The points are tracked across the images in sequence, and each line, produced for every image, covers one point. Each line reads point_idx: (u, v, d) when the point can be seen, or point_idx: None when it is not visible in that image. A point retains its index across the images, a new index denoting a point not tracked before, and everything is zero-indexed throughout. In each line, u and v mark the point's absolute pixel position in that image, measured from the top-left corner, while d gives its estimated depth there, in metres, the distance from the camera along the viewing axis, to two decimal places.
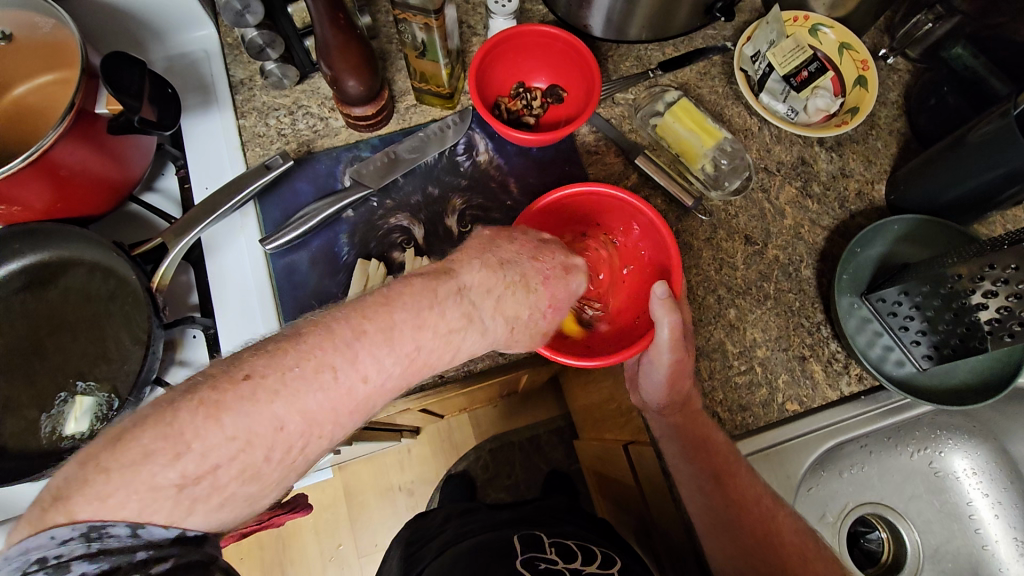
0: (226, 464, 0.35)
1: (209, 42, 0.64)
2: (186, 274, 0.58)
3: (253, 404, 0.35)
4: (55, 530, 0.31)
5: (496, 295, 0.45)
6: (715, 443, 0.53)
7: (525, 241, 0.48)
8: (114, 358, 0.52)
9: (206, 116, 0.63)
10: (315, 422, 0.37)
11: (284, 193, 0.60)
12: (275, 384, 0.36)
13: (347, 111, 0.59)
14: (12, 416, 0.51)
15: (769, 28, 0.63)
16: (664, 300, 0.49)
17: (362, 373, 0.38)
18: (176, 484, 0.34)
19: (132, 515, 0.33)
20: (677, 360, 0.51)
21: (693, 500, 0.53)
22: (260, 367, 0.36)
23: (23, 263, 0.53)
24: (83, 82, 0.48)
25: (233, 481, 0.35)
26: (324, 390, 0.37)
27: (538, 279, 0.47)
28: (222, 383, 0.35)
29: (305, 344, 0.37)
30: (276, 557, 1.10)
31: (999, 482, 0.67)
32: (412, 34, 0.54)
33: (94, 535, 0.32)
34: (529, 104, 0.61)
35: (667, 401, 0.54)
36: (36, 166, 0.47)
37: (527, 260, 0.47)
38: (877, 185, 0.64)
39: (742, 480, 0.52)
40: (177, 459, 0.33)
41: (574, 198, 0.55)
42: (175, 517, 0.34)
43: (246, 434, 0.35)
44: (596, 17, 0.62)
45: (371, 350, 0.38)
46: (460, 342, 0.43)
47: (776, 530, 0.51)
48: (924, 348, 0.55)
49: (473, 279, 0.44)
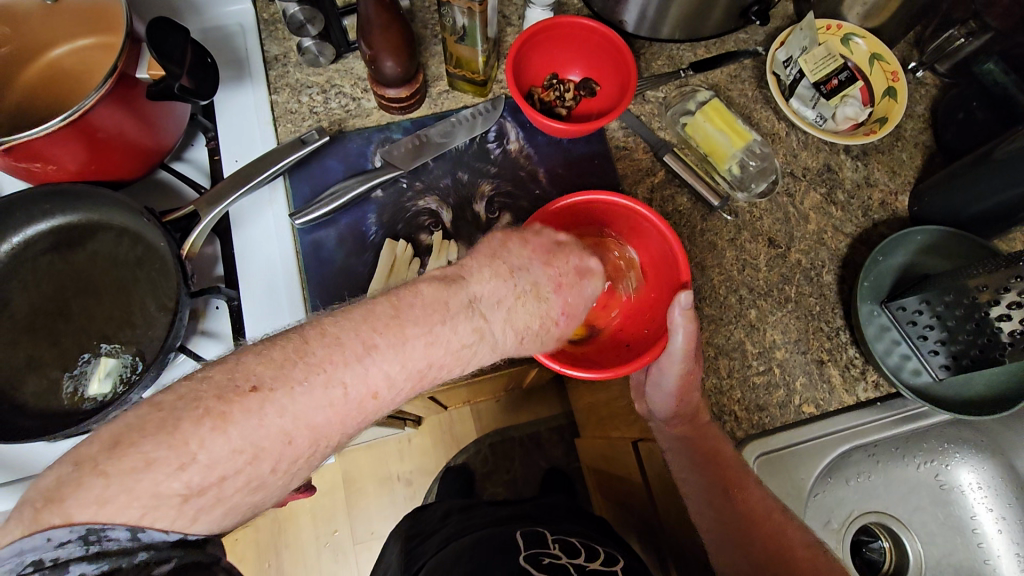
0: (233, 477, 0.35)
1: (245, 16, 0.65)
2: (213, 246, 0.58)
3: (273, 393, 0.35)
4: (52, 532, 0.30)
5: (506, 307, 0.44)
6: (724, 455, 0.53)
7: (540, 245, 0.47)
8: (139, 324, 0.53)
9: (240, 89, 0.63)
10: (321, 435, 0.37)
11: (315, 169, 0.61)
12: (283, 396, 0.36)
13: (381, 92, 0.60)
14: (36, 375, 0.51)
15: (802, 35, 0.63)
16: (686, 310, 0.48)
17: (372, 389, 0.38)
18: (181, 493, 0.33)
19: (131, 520, 0.31)
20: (688, 370, 0.51)
21: (700, 512, 0.54)
22: (268, 380, 0.35)
23: (52, 224, 0.53)
24: (127, 48, 0.48)
25: (237, 493, 0.35)
26: (331, 391, 0.37)
27: (550, 287, 0.46)
28: (228, 394, 0.35)
29: (315, 356, 0.37)
30: (271, 539, 1.10)
31: (1003, 497, 0.68)
32: (453, 18, 0.54)
33: (92, 538, 0.31)
34: (561, 95, 0.62)
35: (675, 412, 0.54)
36: (74, 127, 0.47)
37: (540, 265, 0.46)
38: (901, 197, 0.64)
39: (752, 494, 0.52)
40: (183, 470, 0.33)
41: (583, 207, 0.54)
42: (179, 524, 0.33)
43: (253, 447, 0.35)
44: (630, 13, 0.62)
45: (381, 362, 0.38)
46: (468, 358, 0.43)
47: (789, 549, 0.51)
48: (942, 358, 0.55)
49: (484, 288, 0.44)
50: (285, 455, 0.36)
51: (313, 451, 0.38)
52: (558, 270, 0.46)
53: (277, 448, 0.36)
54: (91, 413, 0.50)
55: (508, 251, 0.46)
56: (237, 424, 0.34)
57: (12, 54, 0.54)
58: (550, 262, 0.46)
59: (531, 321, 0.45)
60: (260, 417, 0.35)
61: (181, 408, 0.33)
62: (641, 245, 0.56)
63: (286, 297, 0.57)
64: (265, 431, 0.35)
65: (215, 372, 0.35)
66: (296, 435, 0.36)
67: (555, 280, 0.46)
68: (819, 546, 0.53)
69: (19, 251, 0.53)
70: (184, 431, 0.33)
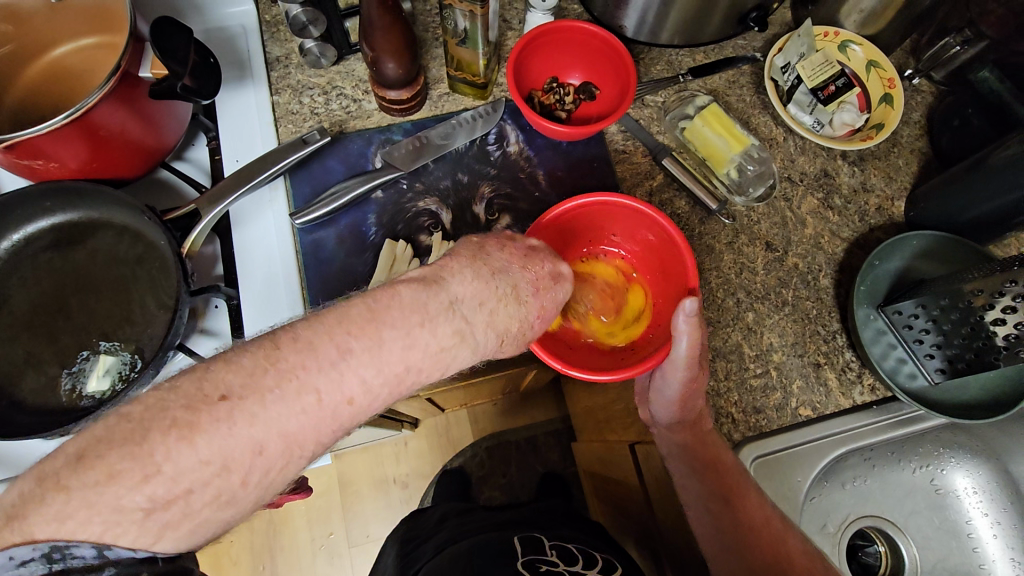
0: (200, 489, 0.34)
1: (247, 18, 0.65)
2: (212, 245, 0.58)
3: (242, 402, 0.34)
4: (13, 550, 0.31)
5: (488, 309, 0.42)
6: (724, 462, 0.53)
7: (515, 250, 0.46)
8: (138, 322, 0.53)
9: (241, 90, 0.63)
10: (294, 442, 0.36)
11: (315, 170, 0.61)
12: (253, 405, 0.35)
13: (382, 94, 0.60)
14: (33, 372, 0.50)
15: (800, 41, 0.64)
16: (690, 318, 0.47)
17: (346, 394, 0.37)
18: (143, 508, 0.33)
19: (93, 537, 0.32)
20: (691, 377, 0.51)
21: (697, 520, 0.54)
22: (236, 390, 0.34)
23: (53, 221, 0.53)
24: (130, 45, 0.48)
25: (205, 507, 0.34)
26: (303, 398, 0.36)
27: (528, 290, 0.44)
28: (196, 403, 0.34)
29: (286, 363, 0.36)
30: (266, 542, 1.10)
31: (998, 502, 0.68)
32: (454, 21, 0.55)
33: (56, 555, 0.32)
34: (561, 99, 0.62)
35: (678, 417, 0.54)
36: (77, 125, 0.48)
37: (517, 268, 0.45)
38: (897, 202, 0.65)
39: (751, 504, 0.52)
40: (144, 484, 0.32)
41: (587, 209, 0.54)
42: (142, 542, 0.33)
43: (222, 459, 0.34)
44: (630, 18, 0.63)
45: (358, 368, 0.37)
46: (449, 362, 0.41)
47: (787, 556, 0.51)
48: (937, 362, 0.55)
49: (465, 290, 0.42)
50: (255, 466, 0.35)
51: (286, 460, 0.37)
52: (535, 274, 0.45)
53: (245, 460, 0.35)
54: (88, 410, 0.50)
55: (489, 253, 0.44)
56: (205, 434, 0.33)
57: (13, 54, 0.54)
58: (527, 267, 0.45)
59: (511, 324, 0.43)
60: (247, 431, 0.34)
61: (149, 419, 0.33)
62: (651, 249, 0.56)
63: (285, 298, 0.57)
64: (235, 441, 0.34)
65: (183, 381, 0.34)
66: (268, 443, 0.35)
67: (533, 283, 0.45)
68: (817, 554, 0.53)
69: (19, 248, 0.53)
70: (151, 442, 0.33)
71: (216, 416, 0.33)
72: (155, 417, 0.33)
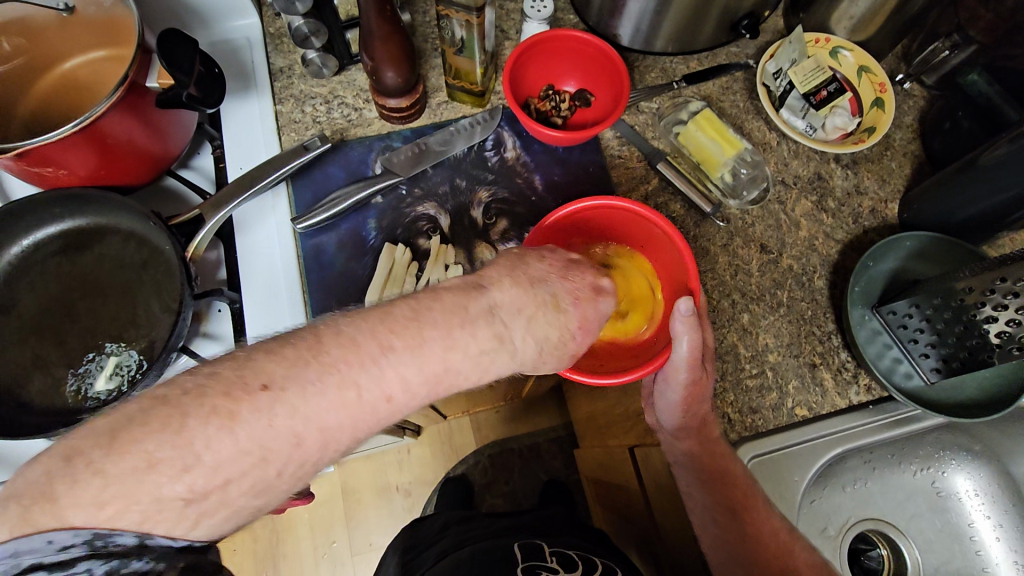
0: (238, 480, 0.34)
1: (251, 30, 0.67)
2: (216, 250, 0.60)
3: (278, 394, 0.34)
4: (54, 536, 0.31)
5: (526, 317, 0.42)
6: (734, 475, 0.53)
7: (555, 261, 0.46)
8: (143, 323, 0.54)
9: (245, 100, 0.65)
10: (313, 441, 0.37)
11: (317, 176, 0.62)
12: (278, 397, 0.35)
13: (382, 102, 0.61)
14: (41, 374, 0.52)
15: (791, 48, 0.65)
16: (687, 317, 0.48)
17: (385, 392, 0.38)
18: (183, 497, 0.33)
19: (135, 528, 0.32)
20: (691, 380, 0.51)
21: (706, 531, 0.54)
22: (256, 377, 0.35)
23: (61, 229, 0.55)
24: (138, 57, 0.50)
25: (242, 496, 0.35)
26: (342, 400, 0.36)
27: (568, 300, 0.44)
28: (231, 391, 0.34)
29: (341, 362, 0.36)
30: (269, 550, 1.10)
31: (1000, 505, 0.67)
32: (452, 31, 0.57)
33: (99, 543, 0.32)
34: (557, 105, 0.63)
35: (681, 423, 0.54)
36: (85, 133, 0.49)
37: (556, 279, 0.45)
38: (890, 204, 0.66)
39: (760, 516, 0.52)
40: (178, 473, 0.32)
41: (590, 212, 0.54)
42: (177, 530, 0.34)
43: (260, 449, 0.34)
44: (625, 26, 0.64)
45: (381, 365, 0.38)
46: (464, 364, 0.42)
47: (790, 561, 0.52)
48: (932, 361, 0.56)
49: (489, 297, 0.42)
50: (280, 450, 0.36)
51: (318, 454, 0.37)
52: (575, 284, 0.45)
53: (276, 444, 0.35)
54: (91, 411, 0.51)
55: (521, 256, 0.45)
56: (245, 423, 0.34)
57: (24, 66, 0.56)
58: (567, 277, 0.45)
59: (550, 333, 0.43)
60: (258, 418, 0.34)
61: (180, 406, 0.33)
62: (660, 259, 0.56)
63: (286, 298, 0.58)
64: (263, 434, 0.34)
65: (210, 373, 0.34)
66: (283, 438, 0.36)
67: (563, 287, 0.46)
68: (820, 564, 0.53)
69: (28, 253, 0.54)
70: (190, 430, 0.32)
71: (230, 401, 0.34)
72: (164, 401, 0.33)
